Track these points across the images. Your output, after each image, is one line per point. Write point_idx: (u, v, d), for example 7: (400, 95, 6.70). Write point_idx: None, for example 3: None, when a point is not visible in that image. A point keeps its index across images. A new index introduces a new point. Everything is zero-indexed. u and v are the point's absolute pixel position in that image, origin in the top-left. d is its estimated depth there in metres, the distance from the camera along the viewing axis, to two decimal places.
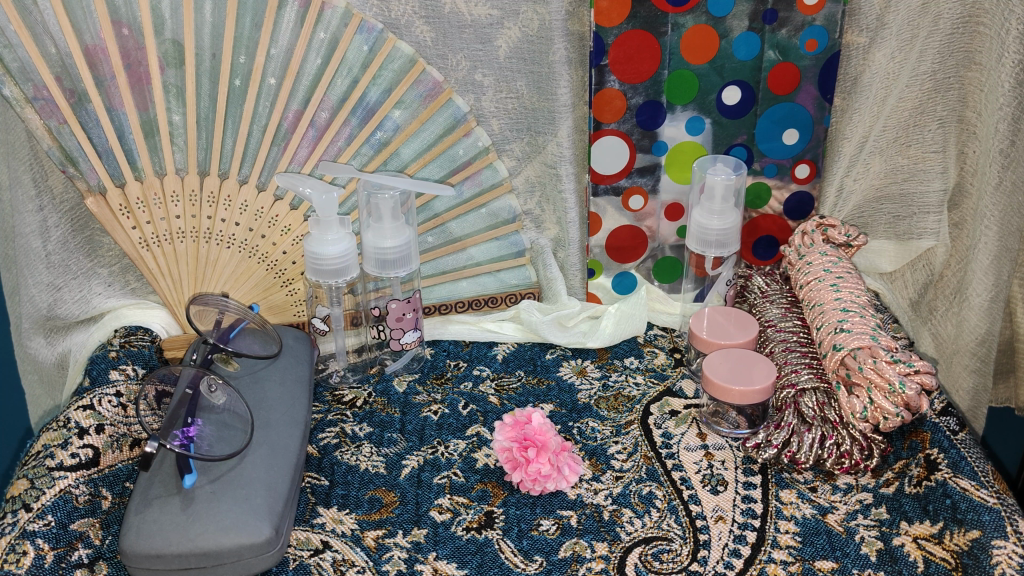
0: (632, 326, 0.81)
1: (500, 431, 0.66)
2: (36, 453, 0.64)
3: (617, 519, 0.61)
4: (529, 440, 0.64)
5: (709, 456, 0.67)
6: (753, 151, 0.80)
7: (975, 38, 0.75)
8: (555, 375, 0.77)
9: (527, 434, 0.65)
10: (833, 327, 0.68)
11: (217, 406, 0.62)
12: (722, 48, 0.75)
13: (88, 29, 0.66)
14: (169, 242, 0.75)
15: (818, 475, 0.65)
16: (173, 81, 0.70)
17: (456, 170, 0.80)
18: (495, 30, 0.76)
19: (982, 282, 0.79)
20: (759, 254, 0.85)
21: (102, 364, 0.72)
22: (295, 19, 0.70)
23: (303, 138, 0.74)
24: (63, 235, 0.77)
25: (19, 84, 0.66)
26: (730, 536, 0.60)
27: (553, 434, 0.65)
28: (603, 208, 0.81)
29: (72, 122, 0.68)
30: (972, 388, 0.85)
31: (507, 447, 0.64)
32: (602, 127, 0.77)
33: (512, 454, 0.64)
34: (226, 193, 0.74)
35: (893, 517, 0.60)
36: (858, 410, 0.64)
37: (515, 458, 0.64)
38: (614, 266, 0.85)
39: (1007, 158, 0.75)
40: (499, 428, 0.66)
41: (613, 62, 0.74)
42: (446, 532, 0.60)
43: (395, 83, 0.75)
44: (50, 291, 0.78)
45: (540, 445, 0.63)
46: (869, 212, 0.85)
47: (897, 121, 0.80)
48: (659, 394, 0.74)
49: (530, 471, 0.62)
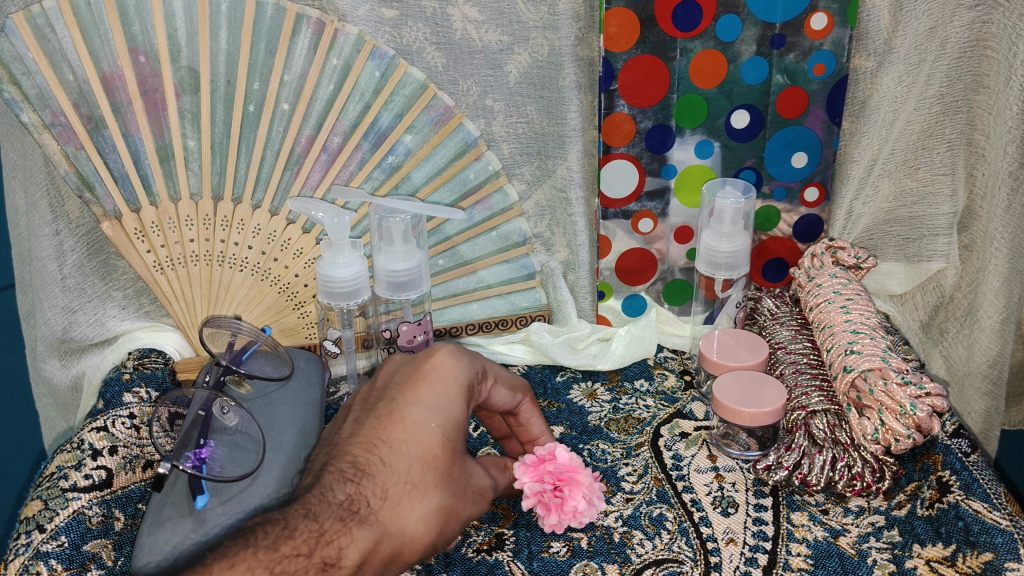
0: (643, 348, 0.82)
1: (524, 470, 0.61)
2: (50, 474, 0.65)
3: (628, 541, 0.61)
4: (561, 481, 0.60)
5: (720, 478, 0.67)
6: (763, 175, 0.80)
7: (983, 61, 0.75)
8: (565, 398, 0.77)
9: (557, 475, 0.61)
10: (843, 349, 0.68)
11: (230, 427, 0.62)
12: (730, 73, 0.75)
13: (106, 57, 0.67)
14: (182, 265, 0.76)
15: (829, 497, 0.64)
16: (188, 107, 0.71)
17: (467, 194, 0.81)
18: (505, 56, 0.76)
19: (993, 304, 0.79)
20: (768, 277, 0.86)
21: (116, 387, 0.73)
22: (308, 46, 0.72)
23: (315, 162, 0.75)
24: (79, 259, 0.78)
25: (37, 110, 0.67)
26: (741, 558, 0.60)
27: (582, 469, 0.62)
28: (613, 231, 0.82)
29: (88, 147, 0.69)
30: (985, 411, 0.84)
31: (537, 490, 0.60)
32: (612, 151, 0.77)
33: (544, 496, 0.60)
34: (240, 217, 0.76)
35: (906, 539, 0.60)
36: (869, 432, 0.63)
37: (548, 500, 0.60)
38: (624, 288, 0.86)
39: (1016, 181, 0.74)
40: (520, 468, 0.61)
41: (622, 87, 0.74)
42: (457, 554, 0.61)
43: (407, 107, 0.76)
44: (66, 314, 0.78)
45: (576, 483, 0.61)
46: (879, 234, 0.85)
47: (906, 143, 0.80)
48: (669, 417, 0.74)
49: (569, 513, 0.60)
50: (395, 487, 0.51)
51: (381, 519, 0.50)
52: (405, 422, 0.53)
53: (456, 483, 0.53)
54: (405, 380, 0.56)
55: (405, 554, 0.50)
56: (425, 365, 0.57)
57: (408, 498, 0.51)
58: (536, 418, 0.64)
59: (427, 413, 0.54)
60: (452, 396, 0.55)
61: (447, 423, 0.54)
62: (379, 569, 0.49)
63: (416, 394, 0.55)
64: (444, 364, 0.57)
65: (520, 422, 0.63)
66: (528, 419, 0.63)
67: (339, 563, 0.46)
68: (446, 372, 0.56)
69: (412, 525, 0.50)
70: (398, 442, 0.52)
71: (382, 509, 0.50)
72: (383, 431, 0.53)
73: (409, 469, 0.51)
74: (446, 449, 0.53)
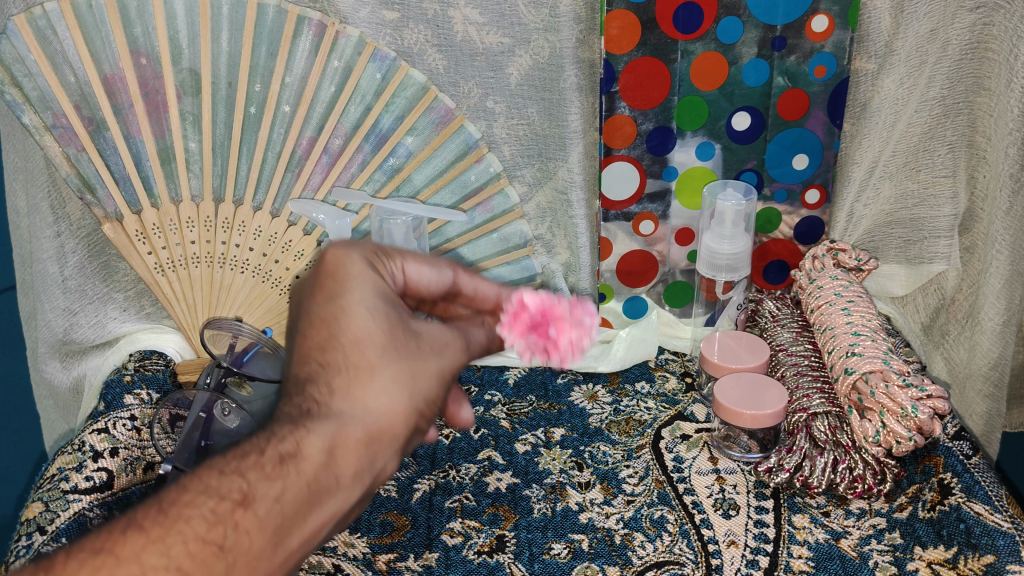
0: (644, 349, 0.82)
1: (509, 327, 0.48)
2: (51, 476, 0.65)
3: (628, 544, 0.61)
4: (546, 315, 0.51)
5: (721, 480, 0.67)
6: (763, 176, 0.81)
7: (984, 64, 0.75)
8: (566, 400, 0.77)
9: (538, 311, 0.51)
10: (844, 351, 0.68)
11: (231, 430, 0.62)
12: (731, 75, 0.75)
13: (107, 59, 0.67)
14: (184, 267, 0.77)
15: (831, 499, 0.64)
16: (189, 109, 0.71)
17: (469, 197, 0.80)
18: (506, 58, 0.76)
19: (994, 306, 0.79)
20: (769, 279, 0.86)
21: (117, 389, 0.73)
22: (309, 48, 0.71)
23: (316, 164, 0.76)
24: (80, 260, 0.78)
25: (39, 112, 0.68)
26: (742, 560, 0.60)
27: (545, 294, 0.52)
28: (614, 233, 0.83)
29: (89, 149, 0.70)
30: (986, 413, 0.84)
31: (535, 343, 0.50)
32: (613, 152, 0.78)
33: (537, 341, 0.50)
34: (240, 220, 0.76)
35: (907, 542, 0.60)
36: (870, 434, 0.63)
37: (542, 344, 0.51)
38: (624, 290, 0.86)
39: (1018, 182, 0.74)
40: (506, 330, 0.48)
41: (623, 89, 0.75)
42: (457, 556, 0.61)
43: (408, 110, 0.75)
44: (67, 316, 0.78)
45: (559, 318, 0.52)
46: (880, 236, 0.86)
47: (907, 145, 0.80)
48: (670, 419, 0.74)
49: (568, 350, 0.51)
50: (339, 376, 0.38)
51: (337, 408, 0.37)
52: (324, 320, 0.39)
53: (406, 349, 0.40)
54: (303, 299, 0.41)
55: (386, 436, 0.38)
56: (317, 265, 0.41)
57: (357, 377, 0.38)
58: (488, 282, 0.49)
59: (346, 301, 0.39)
60: (366, 275, 0.41)
61: (377, 298, 0.40)
62: (359, 462, 0.37)
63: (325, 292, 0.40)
64: (335, 257, 0.41)
65: (463, 298, 0.49)
66: (479, 288, 0.48)
67: (301, 456, 0.35)
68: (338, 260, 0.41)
69: (376, 399, 0.38)
70: (326, 339, 0.39)
71: (333, 399, 0.37)
72: (306, 346, 0.39)
73: (347, 357, 0.38)
74: (385, 322, 0.39)
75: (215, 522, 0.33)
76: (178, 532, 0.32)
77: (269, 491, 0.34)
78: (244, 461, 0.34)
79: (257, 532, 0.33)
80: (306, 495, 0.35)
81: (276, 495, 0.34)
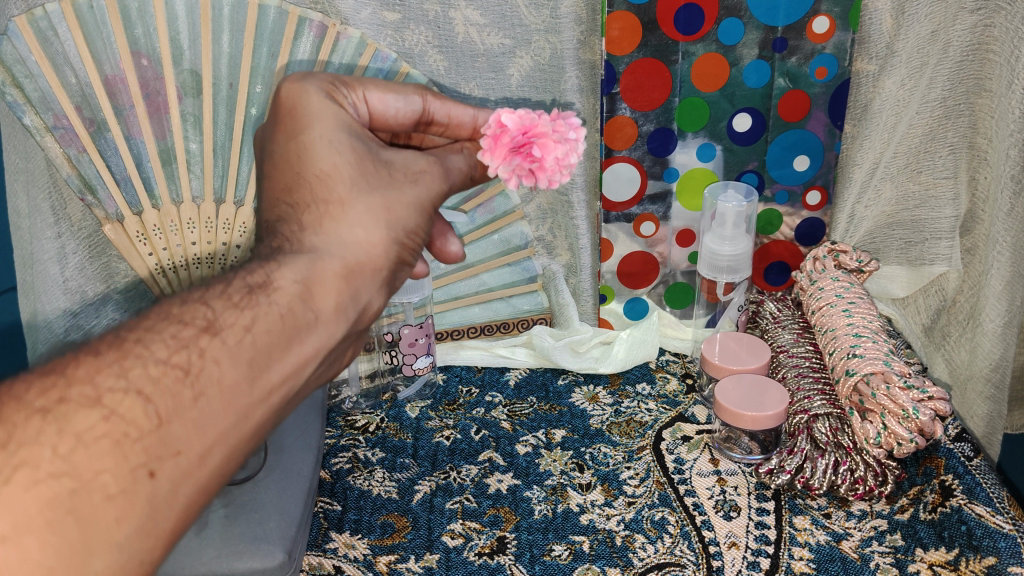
0: (644, 351, 0.82)
1: (491, 152, 0.53)
2: None
3: (630, 545, 0.61)
4: (527, 138, 0.54)
5: (722, 482, 0.67)
6: (764, 178, 0.81)
7: (985, 65, 0.75)
8: (567, 401, 0.77)
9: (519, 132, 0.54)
10: (846, 352, 0.68)
11: None
12: (732, 76, 0.75)
13: (108, 61, 0.67)
14: (184, 268, 0.77)
15: (832, 501, 0.64)
16: (190, 110, 0.71)
17: (470, 198, 0.82)
18: (507, 59, 0.76)
19: (995, 307, 0.79)
20: (770, 280, 0.87)
21: None
22: (310, 49, 0.71)
23: None
24: (81, 261, 0.78)
25: (40, 113, 0.67)
26: (743, 562, 0.60)
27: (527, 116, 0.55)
28: (615, 234, 0.83)
29: (90, 150, 0.70)
30: (987, 414, 0.84)
31: (517, 167, 0.54)
32: (614, 153, 0.78)
33: (522, 164, 0.54)
34: (241, 220, 0.76)
35: (908, 543, 0.60)
36: (871, 436, 0.63)
37: (527, 167, 0.54)
38: (625, 291, 0.86)
39: (1019, 183, 0.74)
40: (484, 155, 0.53)
41: (623, 90, 0.75)
42: (458, 557, 0.61)
43: None
44: (67, 318, 0.78)
45: (542, 136, 0.55)
46: (881, 236, 0.85)
47: (908, 146, 0.80)
48: (671, 420, 0.74)
49: (553, 168, 0.55)
50: (310, 214, 0.42)
51: (311, 244, 0.41)
52: (290, 161, 0.43)
53: (376, 179, 0.44)
54: (270, 135, 0.45)
55: (364, 266, 0.41)
56: (278, 103, 0.46)
57: (328, 214, 0.42)
58: (457, 107, 0.53)
59: (308, 137, 0.44)
60: (325, 109, 0.45)
61: (337, 131, 0.44)
62: (338, 292, 0.40)
63: (287, 132, 0.44)
64: (294, 95, 0.45)
65: (438, 124, 0.53)
66: (448, 113, 0.53)
67: (272, 288, 0.38)
68: (298, 98, 0.45)
69: (349, 233, 0.41)
70: (293, 181, 0.43)
71: (306, 235, 0.41)
72: (278, 182, 0.43)
73: (316, 192, 0.42)
74: (348, 152, 0.44)
75: (178, 347, 0.34)
76: (137, 357, 0.33)
77: (238, 319, 0.36)
78: (210, 294, 0.37)
79: (226, 359, 0.35)
80: (281, 325, 0.37)
81: (246, 325, 0.36)
